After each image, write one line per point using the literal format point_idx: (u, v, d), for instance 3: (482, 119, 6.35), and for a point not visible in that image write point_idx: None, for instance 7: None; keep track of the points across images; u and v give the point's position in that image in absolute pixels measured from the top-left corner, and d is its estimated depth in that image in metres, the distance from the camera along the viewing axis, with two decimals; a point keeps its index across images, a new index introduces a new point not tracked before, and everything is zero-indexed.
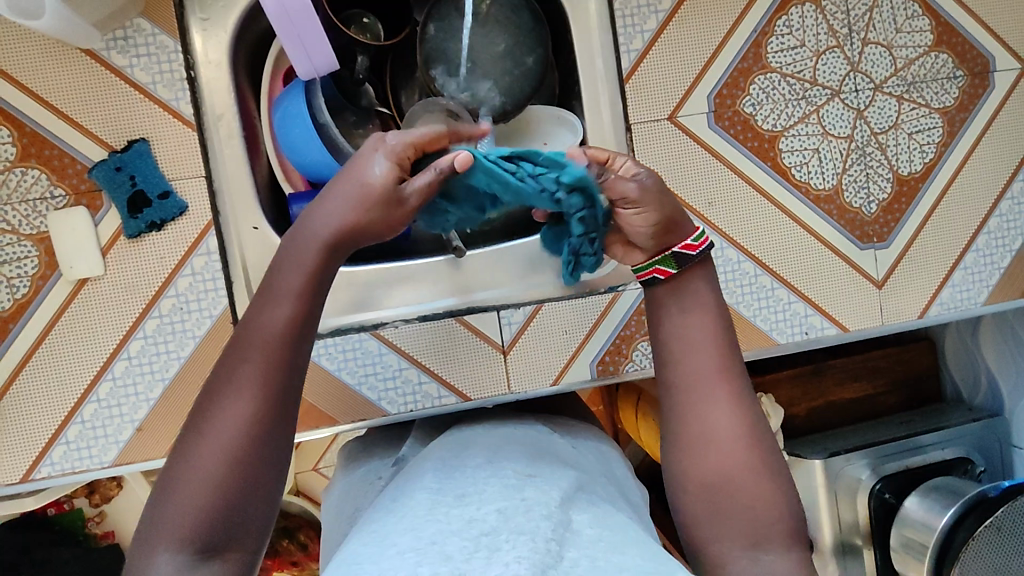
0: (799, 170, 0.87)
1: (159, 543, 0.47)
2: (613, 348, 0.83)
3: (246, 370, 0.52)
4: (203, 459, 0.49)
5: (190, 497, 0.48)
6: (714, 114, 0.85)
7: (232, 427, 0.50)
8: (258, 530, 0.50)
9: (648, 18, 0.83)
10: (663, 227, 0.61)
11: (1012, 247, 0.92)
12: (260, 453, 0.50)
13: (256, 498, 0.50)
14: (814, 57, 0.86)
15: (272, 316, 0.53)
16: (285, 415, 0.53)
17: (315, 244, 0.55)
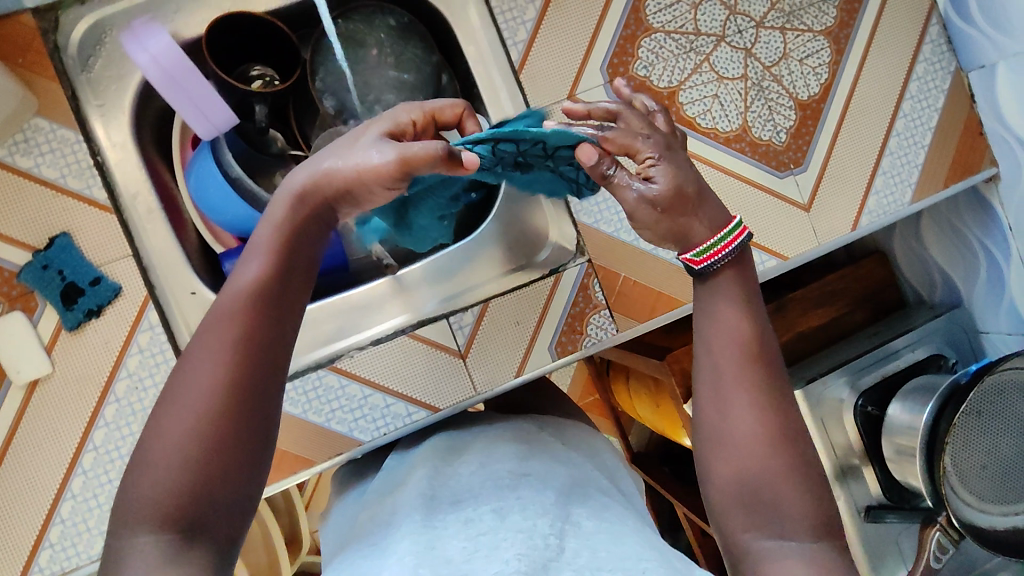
0: (703, 118, 0.89)
1: (132, 525, 0.45)
2: (567, 328, 0.85)
3: (216, 336, 0.49)
4: (172, 431, 0.46)
5: (160, 474, 0.45)
6: (610, 84, 0.88)
7: (202, 400, 0.47)
8: (234, 514, 0.47)
9: (526, 8, 0.86)
10: (670, 235, 0.63)
11: (924, 143, 0.96)
12: (241, 427, 0.48)
13: (231, 477, 0.47)
14: (692, 10, 0.90)
15: (245, 279, 0.51)
16: (268, 387, 0.50)
17: (294, 200, 0.54)
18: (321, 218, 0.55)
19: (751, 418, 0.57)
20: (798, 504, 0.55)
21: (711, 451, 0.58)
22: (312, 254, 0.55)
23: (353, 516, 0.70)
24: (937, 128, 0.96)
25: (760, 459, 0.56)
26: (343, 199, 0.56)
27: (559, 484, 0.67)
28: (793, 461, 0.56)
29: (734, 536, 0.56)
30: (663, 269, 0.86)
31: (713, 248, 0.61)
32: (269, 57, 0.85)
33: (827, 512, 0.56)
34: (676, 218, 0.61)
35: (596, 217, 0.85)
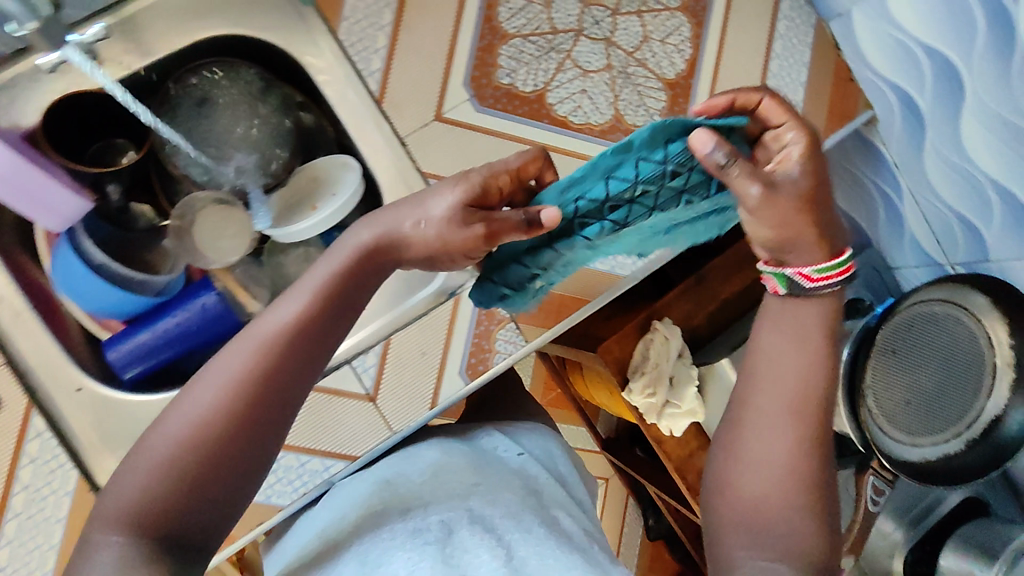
0: (575, 116, 0.89)
1: (116, 512, 0.52)
2: (475, 349, 0.84)
3: (243, 368, 0.56)
4: (176, 442, 0.54)
5: (152, 477, 0.53)
6: (476, 97, 0.87)
7: (212, 424, 0.54)
8: (205, 528, 0.54)
9: (377, 37, 0.85)
10: (780, 245, 0.60)
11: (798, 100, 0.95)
12: (231, 458, 0.55)
13: (218, 499, 0.54)
14: (546, 10, 0.89)
15: (276, 321, 0.58)
16: (268, 427, 0.57)
17: (351, 255, 0.60)
18: (369, 271, 0.61)
19: (762, 444, 0.63)
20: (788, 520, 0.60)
21: (731, 461, 0.64)
22: (346, 306, 0.60)
23: (304, 545, 0.73)
24: (808, 83, 0.96)
25: (769, 481, 0.62)
26: (390, 259, 0.62)
27: (510, 495, 0.70)
28: (791, 485, 0.61)
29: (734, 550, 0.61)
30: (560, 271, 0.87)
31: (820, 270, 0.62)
32: (120, 128, 0.84)
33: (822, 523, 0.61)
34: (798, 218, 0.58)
35: None
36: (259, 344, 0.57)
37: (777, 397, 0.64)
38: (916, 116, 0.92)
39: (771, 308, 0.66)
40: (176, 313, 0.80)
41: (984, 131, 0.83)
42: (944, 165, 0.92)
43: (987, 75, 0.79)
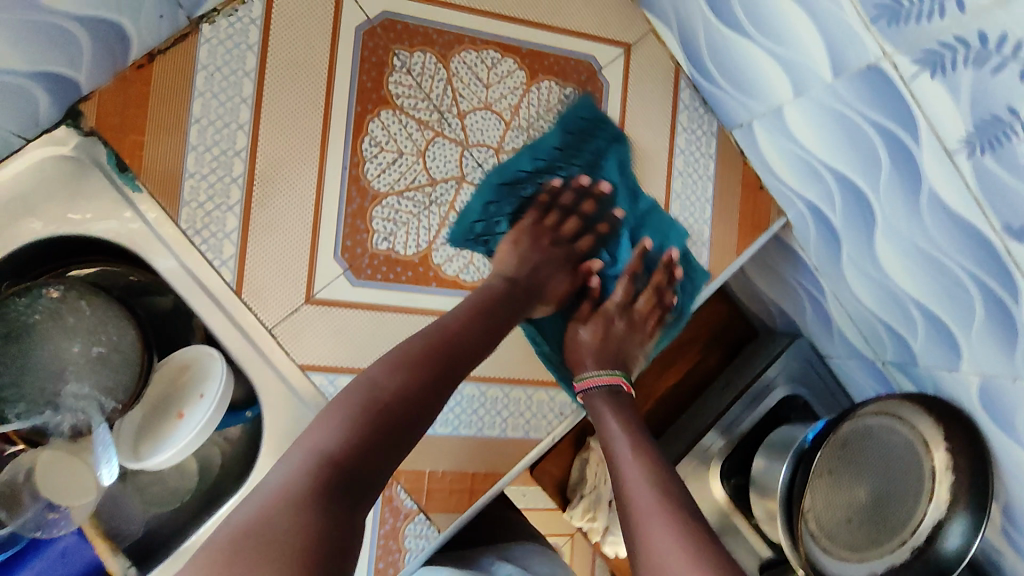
0: (467, 273, 0.81)
1: (308, 441, 0.56)
2: (382, 552, 0.76)
3: (420, 343, 0.66)
4: (364, 391, 0.60)
5: (338, 421, 0.57)
6: (351, 270, 0.77)
7: (393, 383, 0.61)
8: (372, 481, 0.56)
9: (226, 217, 0.74)
10: (603, 344, 0.82)
11: (706, 218, 0.91)
12: (401, 435, 0.59)
13: (388, 450, 0.58)
14: (420, 159, 0.79)
15: (442, 324, 0.69)
16: (431, 404, 0.63)
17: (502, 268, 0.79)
18: (507, 297, 0.76)
19: (654, 522, 0.62)
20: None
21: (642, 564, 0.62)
22: (505, 312, 0.75)
23: None
24: (715, 198, 0.91)
25: (666, 541, 0.61)
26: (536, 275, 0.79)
27: None
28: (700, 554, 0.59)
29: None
30: (467, 446, 0.80)
31: (586, 382, 0.79)
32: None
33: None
34: (611, 339, 0.83)
35: None
36: (430, 332, 0.68)
37: (637, 486, 0.67)
38: (830, 230, 0.87)
39: (592, 401, 0.78)
40: (34, 564, 0.69)
41: (899, 255, 0.78)
42: (862, 278, 0.87)
43: (894, 204, 0.74)
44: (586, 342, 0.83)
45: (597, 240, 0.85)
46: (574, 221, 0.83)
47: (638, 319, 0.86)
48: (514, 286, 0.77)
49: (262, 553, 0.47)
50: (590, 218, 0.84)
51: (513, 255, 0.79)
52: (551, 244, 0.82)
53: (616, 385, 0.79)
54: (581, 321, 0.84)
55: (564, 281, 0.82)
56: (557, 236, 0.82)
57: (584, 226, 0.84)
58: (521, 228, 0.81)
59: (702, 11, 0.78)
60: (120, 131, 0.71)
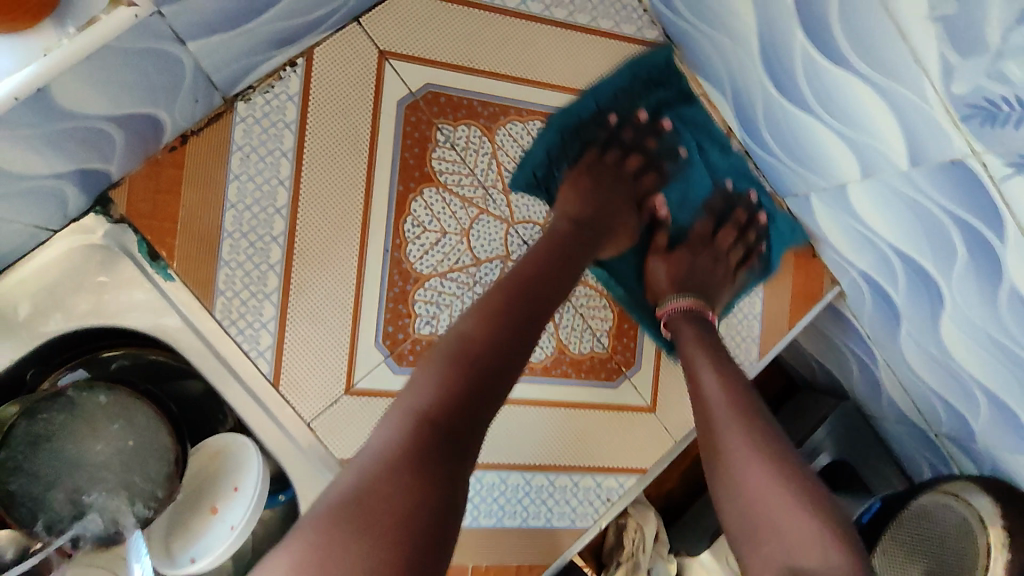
0: None
1: (401, 402, 0.54)
2: None
3: (499, 289, 0.63)
4: (444, 345, 0.57)
5: (428, 378, 0.55)
6: (393, 357, 0.74)
7: (474, 331, 0.58)
8: (469, 432, 0.53)
9: (263, 306, 0.70)
10: (687, 274, 0.81)
11: (756, 292, 0.90)
12: (493, 384, 0.56)
13: (482, 400, 0.55)
14: (464, 238, 0.76)
15: (520, 267, 0.66)
16: (516, 347, 0.59)
17: (569, 204, 0.76)
18: (578, 231, 0.73)
19: (741, 455, 0.62)
20: (802, 528, 0.57)
21: (728, 493, 0.62)
22: (580, 248, 0.72)
23: None
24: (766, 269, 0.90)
25: (762, 479, 0.61)
26: (607, 203, 0.77)
27: None
28: (785, 484, 0.60)
29: (766, 562, 0.58)
30: (511, 539, 0.76)
31: (670, 306, 0.78)
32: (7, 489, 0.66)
33: (833, 517, 0.58)
34: (690, 268, 0.82)
35: None
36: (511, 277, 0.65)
37: (716, 405, 0.66)
38: (889, 304, 0.83)
39: (681, 326, 0.76)
40: None
41: (966, 340, 0.74)
42: (921, 353, 0.83)
43: (968, 291, 0.69)
44: (664, 278, 0.81)
45: (661, 177, 0.83)
46: (637, 157, 0.81)
47: (725, 259, 0.85)
48: (584, 222, 0.74)
49: (371, 519, 0.45)
50: (653, 155, 0.83)
51: (577, 190, 0.77)
52: (614, 179, 0.79)
53: (700, 312, 0.77)
54: (659, 256, 0.82)
55: (632, 221, 0.80)
56: (622, 171, 0.80)
57: (646, 161, 0.82)
58: (585, 163, 0.79)
59: (763, 82, 0.74)
60: (152, 218, 0.67)
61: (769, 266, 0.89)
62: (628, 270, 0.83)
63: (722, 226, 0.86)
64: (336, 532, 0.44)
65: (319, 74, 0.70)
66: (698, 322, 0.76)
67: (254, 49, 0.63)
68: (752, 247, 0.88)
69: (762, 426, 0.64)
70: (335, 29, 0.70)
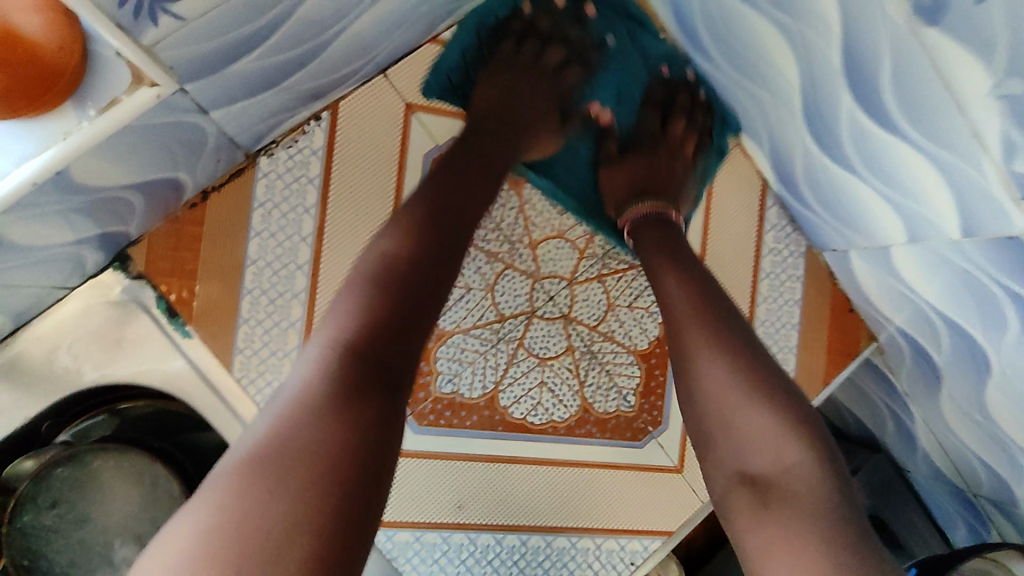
0: (535, 415, 0.75)
1: (321, 331, 0.47)
2: None
3: (429, 193, 0.55)
4: (367, 264, 0.50)
5: (350, 302, 0.48)
6: (414, 416, 0.72)
7: (399, 247, 0.51)
8: (398, 361, 0.47)
9: (282, 364, 0.69)
10: (641, 181, 0.70)
11: (791, 345, 0.85)
12: (423, 302, 0.49)
13: (409, 323, 0.48)
14: (489, 293, 0.73)
15: (449, 168, 0.58)
16: (451, 263, 0.52)
17: (490, 99, 0.66)
18: (493, 122, 0.64)
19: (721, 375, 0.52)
20: (762, 425, 0.50)
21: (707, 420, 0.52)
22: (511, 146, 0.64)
23: None
24: (802, 322, 0.85)
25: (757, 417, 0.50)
26: (526, 99, 0.67)
27: None
28: (749, 386, 0.51)
29: (721, 467, 0.51)
30: None
31: (630, 216, 0.68)
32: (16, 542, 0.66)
33: (803, 412, 0.51)
34: (642, 170, 0.71)
35: (440, 574, 0.72)
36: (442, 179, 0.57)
37: (681, 309, 0.56)
38: (929, 362, 0.78)
39: (642, 236, 0.65)
40: None
41: (1016, 411, 0.68)
42: (962, 415, 0.78)
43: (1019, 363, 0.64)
44: (621, 186, 0.71)
45: (589, 72, 0.72)
46: (558, 49, 0.70)
47: (681, 151, 0.74)
48: (498, 116, 0.64)
49: (286, 469, 0.40)
50: (580, 51, 0.71)
51: (493, 90, 0.67)
52: (536, 75, 0.68)
53: (659, 214, 0.67)
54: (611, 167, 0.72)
55: (555, 124, 0.70)
56: (543, 65, 0.69)
57: (569, 53, 0.71)
58: (500, 59, 0.69)
59: (802, 138, 0.71)
60: (172, 275, 0.66)
61: (723, 142, 0.80)
62: (569, 178, 0.75)
63: (670, 115, 0.75)
64: (242, 491, 0.39)
65: (347, 128, 0.69)
66: (656, 224, 0.66)
67: (280, 108, 0.61)
68: (707, 137, 0.77)
69: (725, 319, 0.55)
70: (362, 82, 0.69)
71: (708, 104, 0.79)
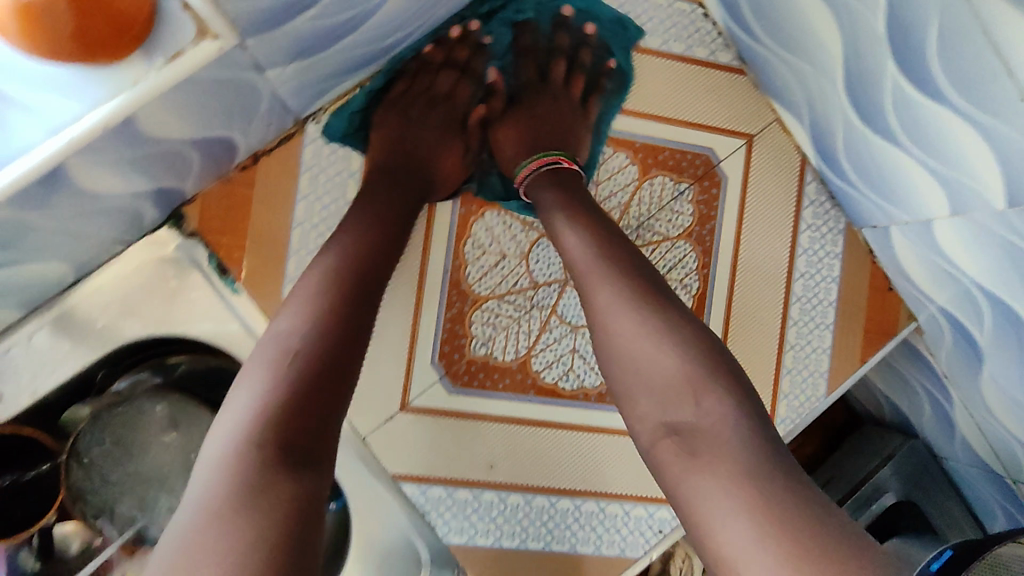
0: (566, 381, 0.76)
1: (223, 423, 0.47)
2: None
3: (328, 262, 0.55)
4: (269, 345, 0.50)
5: (251, 388, 0.47)
6: (448, 377, 0.74)
7: (298, 323, 0.51)
8: (307, 437, 0.46)
9: None
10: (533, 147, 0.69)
11: (827, 323, 0.83)
12: (331, 373, 0.49)
13: (317, 396, 0.47)
14: (523, 260, 0.75)
15: (355, 246, 0.57)
16: (357, 334, 0.52)
17: (382, 145, 0.68)
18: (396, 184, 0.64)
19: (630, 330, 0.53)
20: (671, 372, 0.51)
21: (624, 374, 0.53)
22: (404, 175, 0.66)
23: None
24: (839, 301, 0.83)
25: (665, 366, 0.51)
26: (404, 130, 0.69)
27: None
28: (656, 333, 0.53)
29: (644, 420, 0.52)
30: (557, 564, 0.76)
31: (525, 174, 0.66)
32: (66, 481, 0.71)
33: (708, 348, 0.52)
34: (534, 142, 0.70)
35: (470, 531, 0.74)
36: (345, 242, 0.57)
37: (594, 297, 0.56)
38: (971, 344, 0.77)
39: (541, 199, 0.65)
40: None
41: None
42: (1002, 397, 0.76)
43: None
44: (512, 144, 0.70)
45: (481, 84, 0.73)
46: (449, 76, 0.71)
47: (566, 94, 0.73)
48: (387, 166, 0.66)
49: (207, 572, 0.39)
50: (468, 68, 0.72)
51: (384, 133, 0.69)
52: (424, 108, 0.71)
53: (552, 165, 0.66)
54: (506, 132, 0.71)
55: (456, 153, 0.71)
56: (434, 95, 0.71)
57: (459, 74, 0.72)
58: (394, 103, 0.71)
59: (844, 110, 0.70)
60: (225, 234, 0.70)
61: (625, 82, 0.76)
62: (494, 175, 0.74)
63: (548, 70, 0.74)
64: None
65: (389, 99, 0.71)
66: (562, 184, 0.64)
67: (327, 75, 0.64)
68: (604, 80, 0.76)
69: (631, 274, 0.56)
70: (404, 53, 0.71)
71: (602, 45, 0.76)
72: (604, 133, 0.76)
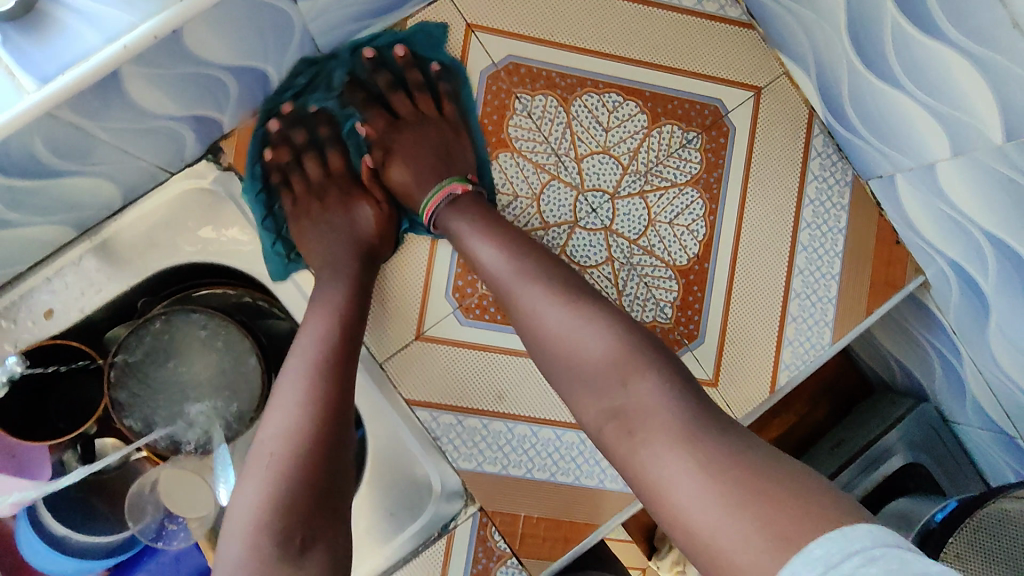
0: None
1: (235, 525, 0.52)
2: None
3: (302, 352, 0.61)
4: (262, 443, 0.56)
5: (253, 492, 0.53)
6: (461, 309, 0.78)
7: (285, 417, 0.56)
8: (319, 515, 0.53)
9: None
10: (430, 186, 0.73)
11: (834, 273, 0.85)
12: (329, 455, 0.55)
13: (318, 477, 0.54)
14: (535, 201, 0.79)
15: (329, 329, 0.63)
16: (341, 414, 0.58)
17: (314, 235, 0.75)
18: (360, 266, 0.71)
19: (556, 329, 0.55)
20: (601, 354, 0.53)
21: (560, 367, 0.55)
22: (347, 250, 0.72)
23: None
24: (845, 253, 0.85)
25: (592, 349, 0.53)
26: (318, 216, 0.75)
27: None
28: (580, 319, 0.55)
29: (585, 406, 0.53)
30: (561, 494, 0.79)
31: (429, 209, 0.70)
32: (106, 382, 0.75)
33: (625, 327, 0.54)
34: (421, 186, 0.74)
35: (479, 457, 0.78)
36: (314, 328, 0.64)
37: (524, 320, 0.58)
38: (977, 293, 0.77)
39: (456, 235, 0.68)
40: (148, 565, 0.75)
41: None
42: (1006, 344, 0.76)
43: None
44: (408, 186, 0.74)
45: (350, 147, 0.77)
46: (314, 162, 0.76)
47: (433, 122, 0.76)
48: (330, 250, 0.73)
49: None
50: (323, 142, 0.77)
51: (308, 226, 0.75)
52: (320, 195, 0.76)
53: (449, 194, 0.70)
54: (398, 180, 0.75)
55: (371, 210, 0.75)
56: (312, 180, 0.77)
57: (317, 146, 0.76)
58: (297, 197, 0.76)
59: (848, 56, 0.73)
60: (258, 167, 0.75)
61: (460, 76, 0.77)
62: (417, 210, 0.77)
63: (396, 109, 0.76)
64: None
65: (412, 45, 0.76)
66: (470, 207, 0.69)
67: (356, 14, 0.69)
68: (443, 84, 0.77)
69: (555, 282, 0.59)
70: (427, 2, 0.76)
71: (432, 60, 0.77)
72: (586, 89, 0.79)
